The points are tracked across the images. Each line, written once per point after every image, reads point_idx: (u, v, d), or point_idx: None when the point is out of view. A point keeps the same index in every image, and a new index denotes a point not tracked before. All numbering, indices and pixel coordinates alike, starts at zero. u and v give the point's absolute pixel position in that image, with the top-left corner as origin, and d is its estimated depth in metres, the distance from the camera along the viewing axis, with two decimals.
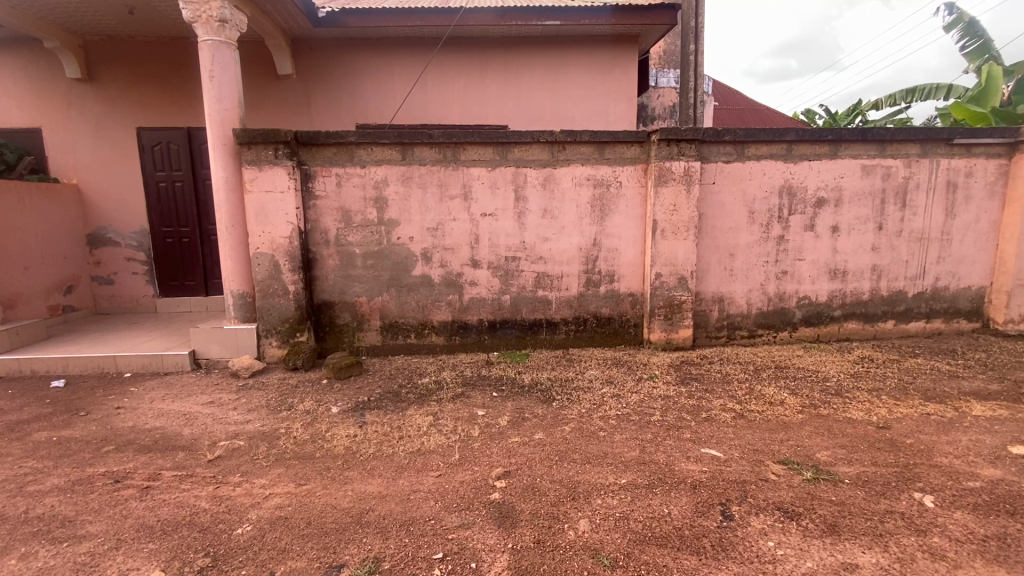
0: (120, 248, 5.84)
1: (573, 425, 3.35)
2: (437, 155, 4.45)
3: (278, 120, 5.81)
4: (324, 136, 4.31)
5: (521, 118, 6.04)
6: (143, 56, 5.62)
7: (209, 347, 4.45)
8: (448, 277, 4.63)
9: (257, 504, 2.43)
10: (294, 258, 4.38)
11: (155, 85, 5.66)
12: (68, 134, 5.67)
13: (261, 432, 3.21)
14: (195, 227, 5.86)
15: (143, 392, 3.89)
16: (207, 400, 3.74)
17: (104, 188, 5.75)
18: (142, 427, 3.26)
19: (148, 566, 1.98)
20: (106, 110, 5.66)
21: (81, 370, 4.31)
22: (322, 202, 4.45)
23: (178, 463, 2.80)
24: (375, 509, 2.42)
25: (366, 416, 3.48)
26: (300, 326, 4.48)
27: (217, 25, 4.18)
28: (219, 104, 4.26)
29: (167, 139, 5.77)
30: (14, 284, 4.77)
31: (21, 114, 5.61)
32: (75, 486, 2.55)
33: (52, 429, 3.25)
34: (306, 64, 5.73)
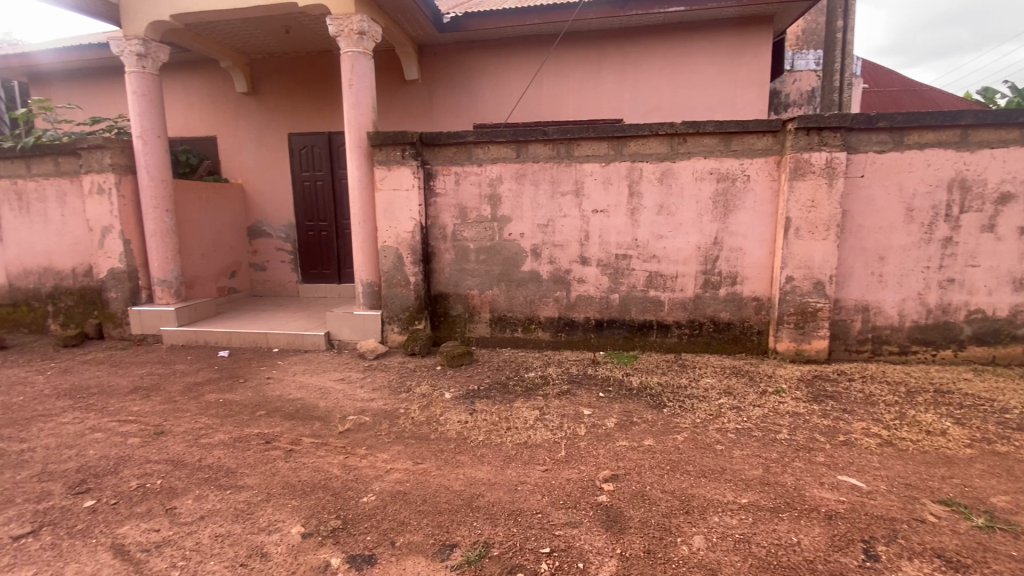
0: (272, 239, 6.68)
1: (686, 434, 3.16)
2: (551, 151, 4.46)
3: (404, 122, 6.23)
4: (445, 137, 4.53)
5: (638, 110, 5.83)
6: (294, 69, 6.36)
7: (340, 330, 4.92)
8: (556, 274, 4.62)
9: (380, 476, 2.63)
10: (415, 251, 4.67)
11: (305, 95, 6.37)
12: (236, 141, 6.61)
13: (383, 410, 3.48)
14: (331, 221, 6.50)
15: (287, 366, 4.42)
16: (338, 376, 4.14)
17: (262, 187, 6.62)
18: (286, 397, 3.69)
19: (292, 519, 2.23)
20: (265, 119, 6.49)
21: (240, 343, 5.02)
22: (441, 199, 4.69)
23: (315, 432, 3.14)
24: (485, 495, 2.49)
25: (476, 404, 3.61)
26: (417, 315, 4.77)
27: (357, 37, 4.58)
28: (356, 109, 4.68)
29: (311, 142, 6.46)
30: (193, 268, 5.69)
31: (202, 125, 6.65)
32: (236, 442, 2.97)
33: (220, 391, 3.82)
34: (430, 68, 6.07)
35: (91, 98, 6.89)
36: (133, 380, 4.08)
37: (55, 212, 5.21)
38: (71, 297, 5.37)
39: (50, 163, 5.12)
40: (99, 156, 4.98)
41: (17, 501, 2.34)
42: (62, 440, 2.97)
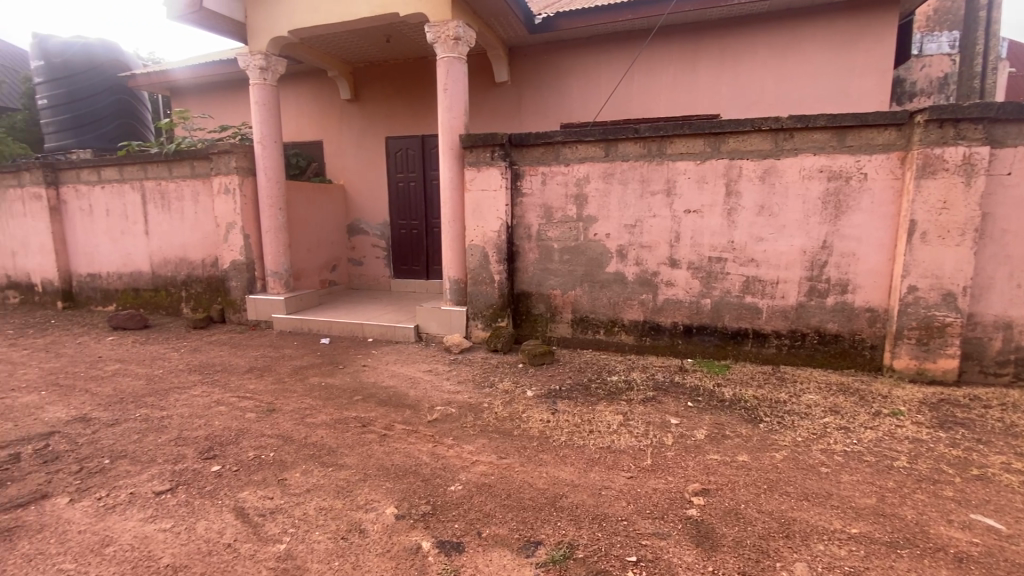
0: (368, 236, 7.12)
1: (785, 453, 2.94)
2: (642, 150, 4.34)
3: (493, 124, 6.37)
4: (534, 137, 4.56)
5: (736, 105, 5.52)
6: (393, 76, 6.73)
7: (428, 323, 5.15)
8: (643, 276, 4.48)
9: (466, 467, 2.71)
10: (501, 250, 4.76)
11: (401, 99, 6.72)
12: (339, 145, 7.12)
13: (468, 403, 3.58)
14: (422, 220, 6.80)
15: (380, 355, 4.69)
16: (426, 368, 4.32)
17: (360, 188, 7.08)
18: (379, 384, 3.92)
19: (386, 500, 2.36)
20: (365, 123, 6.93)
21: (339, 332, 5.41)
22: (527, 199, 4.73)
23: (406, 419, 3.30)
24: (568, 496, 2.48)
25: (558, 404, 3.59)
26: (501, 312, 4.86)
27: (453, 42, 4.74)
28: (450, 113, 4.85)
29: (406, 145, 6.80)
30: (300, 262, 6.21)
31: (311, 131, 7.24)
32: (337, 423, 3.20)
33: (323, 375, 4.14)
34: (520, 69, 6.15)
35: (220, 108, 7.74)
36: (249, 360, 4.54)
37: (190, 209, 5.92)
38: (200, 285, 6.08)
39: (187, 166, 5.83)
40: (226, 160, 5.59)
41: (158, 459, 2.68)
42: (193, 410, 3.37)
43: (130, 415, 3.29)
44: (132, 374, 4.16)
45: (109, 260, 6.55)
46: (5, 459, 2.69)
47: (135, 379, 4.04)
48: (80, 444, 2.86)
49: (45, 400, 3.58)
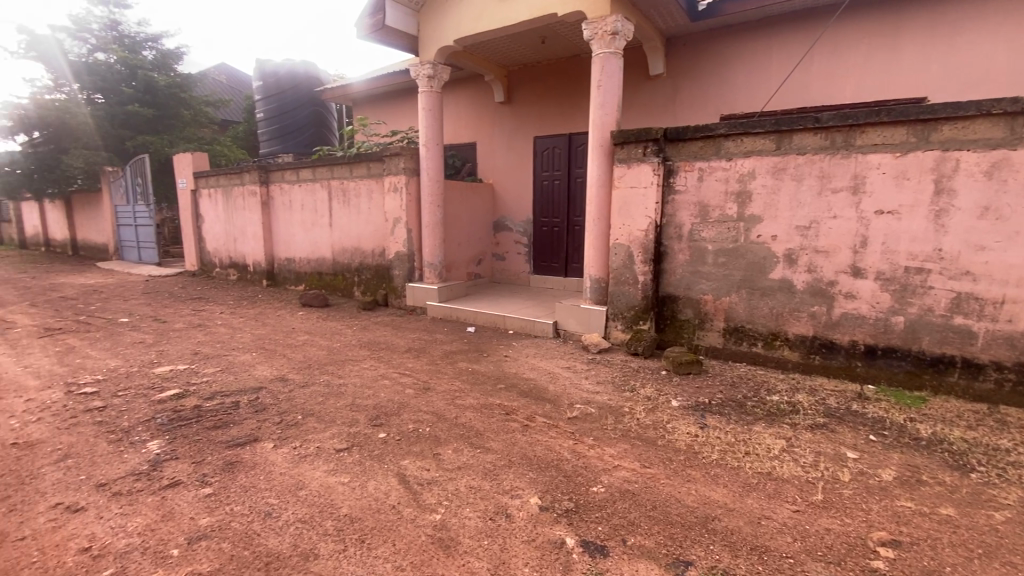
0: (512, 233, 7.37)
1: (1012, 515, 2.35)
2: (822, 142, 3.82)
3: (645, 119, 6.14)
4: (693, 131, 4.29)
5: (951, 85, 4.57)
6: (545, 76, 6.86)
7: (566, 320, 5.16)
8: (815, 285, 3.95)
9: (609, 470, 2.64)
10: (648, 250, 4.56)
11: (552, 99, 6.82)
12: (491, 145, 7.48)
13: (609, 405, 3.50)
14: (565, 218, 6.84)
15: (520, 348, 4.83)
16: (565, 365, 4.34)
17: (508, 186, 7.35)
18: (522, 376, 4.04)
19: (531, 490, 2.41)
20: (516, 123, 7.19)
21: (482, 322, 5.69)
22: (681, 196, 4.46)
23: (547, 413, 3.34)
24: (721, 519, 2.28)
25: (706, 418, 3.33)
26: (644, 315, 4.67)
27: (610, 38, 4.66)
28: (602, 110, 4.78)
29: (553, 144, 6.89)
30: (451, 255, 6.66)
31: (466, 133, 7.73)
32: (484, 408, 3.36)
33: (469, 361, 4.39)
34: (678, 60, 5.83)
35: (391, 114, 8.65)
36: (407, 342, 5.00)
37: (364, 205, 6.72)
38: (368, 272, 6.87)
39: (364, 168, 6.63)
40: (396, 161, 6.23)
41: (337, 421, 3.08)
42: (363, 381, 3.81)
43: (315, 379, 3.84)
44: (317, 345, 4.86)
45: (301, 248, 7.74)
46: (230, 404, 3.32)
47: (319, 349, 4.71)
48: (281, 400, 3.41)
49: (255, 360, 4.34)
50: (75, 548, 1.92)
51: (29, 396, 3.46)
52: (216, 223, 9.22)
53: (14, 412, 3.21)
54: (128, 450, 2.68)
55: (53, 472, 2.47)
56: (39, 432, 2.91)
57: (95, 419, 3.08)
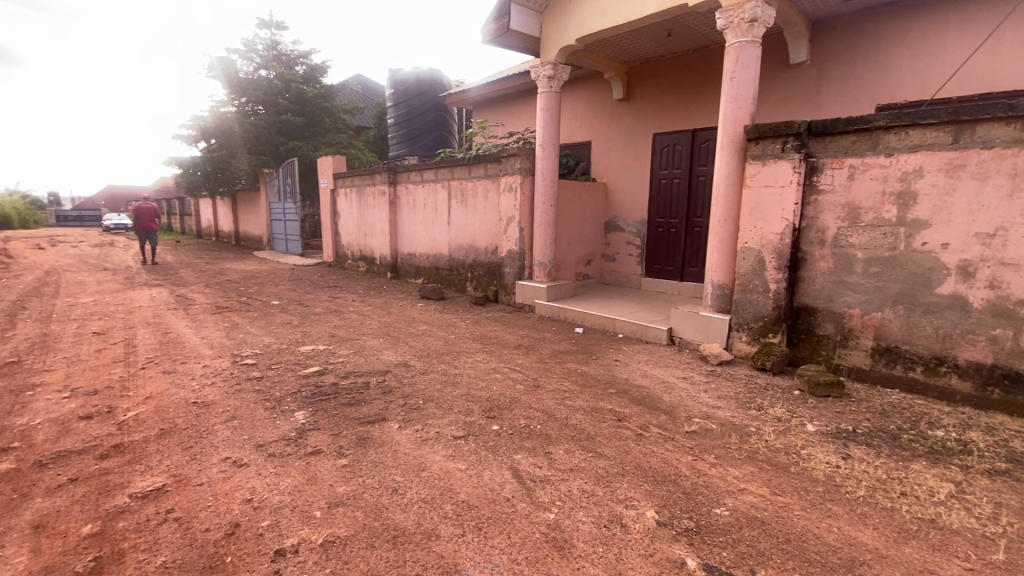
0: (624, 233, 7.16)
1: None
2: (1018, 132, 3.18)
3: (781, 112, 5.61)
4: (844, 123, 3.82)
5: None
6: (668, 70, 6.56)
7: (683, 328, 4.89)
8: (999, 304, 3.30)
9: (733, 493, 2.45)
10: (782, 255, 4.15)
11: (676, 94, 6.50)
12: (607, 143, 7.34)
13: (732, 422, 3.25)
14: (683, 219, 6.49)
15: (632, 353, 4.67)
16: (682, 375, 4.11)
17: (622, 185, 7.16)
18: (634, 382, 3.91)
19: (646, 502, 2.31)
20: (635, 120, 6.97)
21: (591, 324, 5.60)
22: (825, 197, 4.00)
23: (662, 423, 3.19)
24: (871, 566, 1.99)
25: (850, 448, 2.94)
26: (774, 327, 4.26)
27: (747, 25, 4.32)
28: (734, 103, 4.45)
29: (675, 140, 6.57)
30: (561, 255, 6.66)
31: (582, 132, 7.68)
32: (595, 412, 3.29)
33: (579, 362, 4.34)
34: (825, 45, 5.24)
35: (509, 116, 8.86)
36: (517, 338, 5.09)
37: (481, 203, 6.97)
38: (481, 269, 7.12)
39: (483, 168, 6.86)
40: (513, 161, 6.37)
41: (454, 409, 3.21)
42: (477, 373, 3.94)
43: (434, 368, 4.06)
44: (434, 336, 5.14)
45: (421, 244, 8.25)
46: (361, 384, 3.63)
47: (436, 340, 4.98)
48: (404, 384, 3.66)
49: (381, 345, 4.70)
50: (240, 498, 2.22)
51: (206, 363, 4.09)
52: (350, 219, 10.19)
53: (195, 374, 3.81)
54: (279, 417, 3.05)
55: (224, 430, 2.89)
56: (213, 393, 3.43)
57: (254, 388, 3.55)
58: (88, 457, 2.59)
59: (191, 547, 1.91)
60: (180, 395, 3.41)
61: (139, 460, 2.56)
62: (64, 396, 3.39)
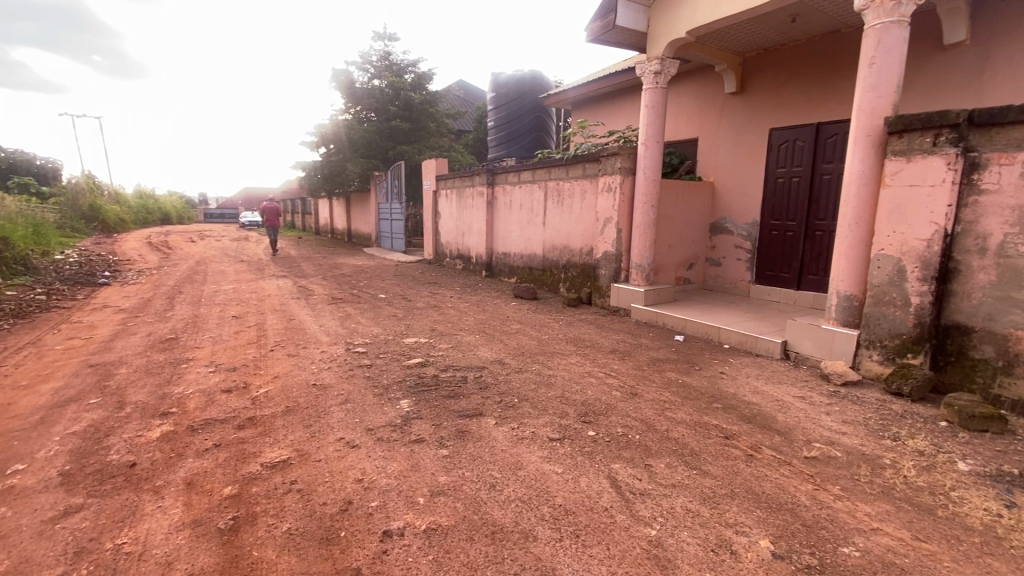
0: (732, 236, 6.70)
1: None
2: None
3: (930, 101, 4.90)
4: (1018, 111, 3.23)
5: None
6: (790, 60, 6.02)
7: (800, 342, 4.46)
8: None
9: (865, 532, 2.16)
10: (929, 265, 3.61)
11: (798, 85, 5.95)
12: (715, 141, 6.92)
13: (860, 451, 2.89)
14: (802, 221, 5.92)
15: (740, 366, 4.34)
16: (799, 394, 3.73)
17: (731, 185, 6.69)
18: (742, 398, 3.62)
19: (759, 531, 2.11)
20: (749, 115, 6.49)
21: (693, 332, 5.29)
22: (989, 198, 3.41)
23: (776, 445, 2.92)
24: None
25: (1017, 496, 2.48)
26: (914, 346, 3.73)
27: (893, 4, 3.81)
28: (873, 93, 3.95)
29: (795, 136, 6.01)
30: (661, 257, 6.39)
31: (688, 129, 7.32)
32: (698, 426, 3.09)
33: (680, 372, 4.11)
34: (992, 21, 4.48)
35: (610, 115, 8.67)
36: (613, 342, 4.95)
37: (578, 204, 6.89)
38: (576, 270, 7.03)
39: (581, 168, 6.78)
40: (613, 161, 6.21)
41: (550, 411, 3.19)
42: (571, 376, 3.89)
43: (529, 367, 4.08)
44: (528, 335, 5.16)
45: (516, 244, 8.36)
46: (460, 378, 3.75)
47: (531, 339, 5.01)
48: (500, 381, 3.71)
49: (478, 342, 4.82)
50: (352, 477, 2.38)
51: (323, 349, 4.47)
52: (449, 219, 10.61)
53: (314, 359, 4.18)
54: (386, 404, 3.23)
55: (338, 411, 3.12)
56: (329, 377, 3.74)
57: (363, 374, 3.81)
58: (228, 426, 2.93)
59: (311, 517, 2.08)
60: (302, 376, 3.75)
61: (268, 433, 2.84)
62: (210, 370, 3.89)
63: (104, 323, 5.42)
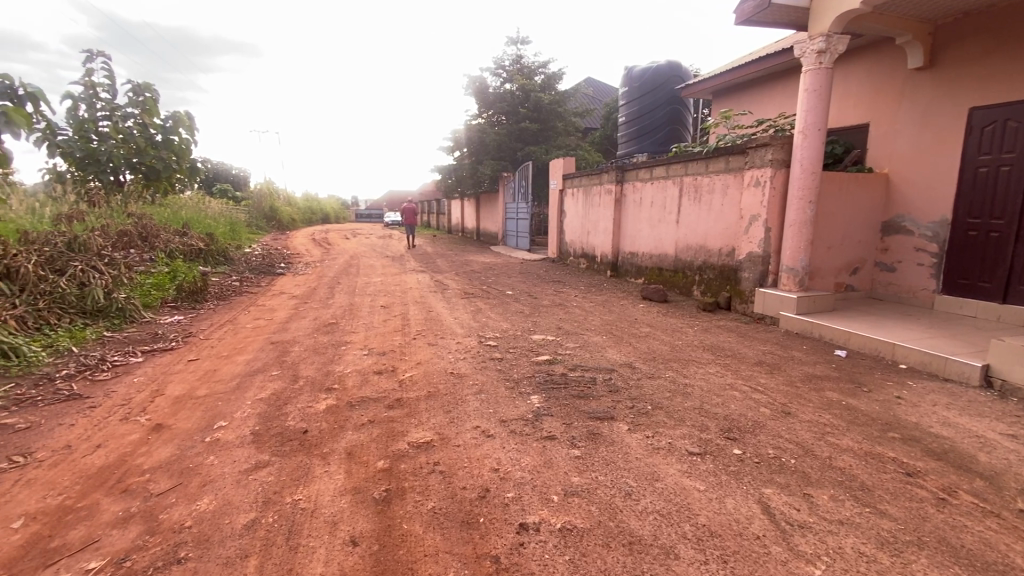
0: (911, 237, 5.70)
1: None
2: None
3: None
4: None
5: None
6: (1002, 23, 4.93)
7: (1012, 369, 3.59)
8: None
9: None
10: None
11: (1012, 53, 4.85)
12: (892, 126, 5.94)
13: None
14: (1013, 219, 4.83)
15: (922, 391, 3.66)
16: (1009, 432, 3.03)
17: (913, 176, 5.69)
18: (927, 429, 3.05)
19: None
20: (940, 93, 5.46)
21: (858, 347, 4.59)
22: None
23: (977, 490, 2.40)
24: None
25: None
26: None
27: None
28: None
29: (1006, 115, 4.91)
30: (818, 260, 5.67)
31: (857, 114, 6.40)
32: (869, 457, 2.67)
33: (842, 392, 3.59)
34: None
35: (759, 103, 7.91)
36: (757, 353, 4.50)
37: (719, 201, 6.40)
38: (713, 272, 6.55)
39: (723, 162, 6.28)
40: (763, 153, 5.65)
41: (687, 422, 2.99)
42: (711, 387, 3.61)
43: (662, 373, 3.87)
44: (660, 339, 4.92)
45: (646, 243, 8.03)
46: (589, 379, 3.69)
47: (662, 344, 4.76)
48: (631, 386, 3.58)
49: (606, 343, 4.72)
50: (489, 466, 2.46)
51: (458, 340, 4.72)
52: (575, 218, 10.58)
53: (450, 349, 4.43)
54: (518, 398, 3.30)
55: (473, 401, 3.26)
56: (464, 367, 3.94)
57: (495, 367, 3.95)
58: (379, 405, 3.22)
59: (453, 500, 2.19)
60: (441, 365, 4.00)
61: (413, 415, 3.07)
62: (364, 353, 4.33)
63: (281, 307, 6.35)
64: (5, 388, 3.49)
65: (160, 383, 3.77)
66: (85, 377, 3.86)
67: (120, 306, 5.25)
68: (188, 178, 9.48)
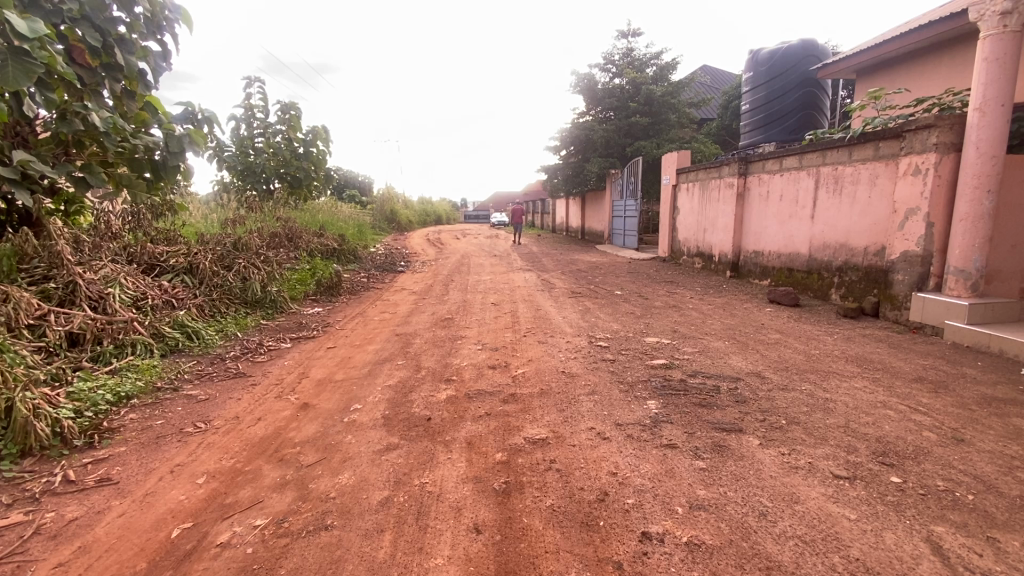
0: None
1: None
2: None
3: None
4: None
5: None
6: None
7: None
8: None
9: None
10: None
11: None
12: None
13: None
14: None
15: None
16: None
17: None
18: None
19: None
20: None
21: None
22: None
23: None
24: None
25: None
26: None
27: None
28: None
29: None
30: (997, 261, 4.76)
31: None
32: None
33: None
34: None
35: (918, 79, 6.87)
36: (915, 368, 3.90)
37: (866, 193, 5.65)
38: (857, 273, 5.79)
39: (872, 149, 5.54)
40: (925, 136, 4.88)
41: (830, 441, 2.68)
42: (857, 403, 3.20)
43: (796, 385, 3.52)
44: (791, 347, 4.47)
45: (773, 241, 7.37)
46: (712, 386, 3.47)
47: (794, 352, 4.32)
48: (760, 397, 3.29)
49: (729, 349, 4.40)
50: (607, 469, 2.42)
51: (568, 339, 4.71)
52: (689, 215, 10.03)
53: (561, 348, 4.44)
54: (634, 402, 3.21)
55: (587, 401, 3.23)
56: (577, 366, 3.92)
57: (608, 368, 3.87)
58: (495, 399, 3.32)
59: (572, 499, 2.19)
60: (553, 363, 4.03)
61: (528, 410, 3.12)
62: (478, 348, 4.50)
63: (403, 301, 6.84)
64: (190, 365, 4.17)
65: (306, 367, 4.26)
66: (248, 358, 4.48)
67: (272, 298, 6.03)
68: (322, 185, 10.56)
